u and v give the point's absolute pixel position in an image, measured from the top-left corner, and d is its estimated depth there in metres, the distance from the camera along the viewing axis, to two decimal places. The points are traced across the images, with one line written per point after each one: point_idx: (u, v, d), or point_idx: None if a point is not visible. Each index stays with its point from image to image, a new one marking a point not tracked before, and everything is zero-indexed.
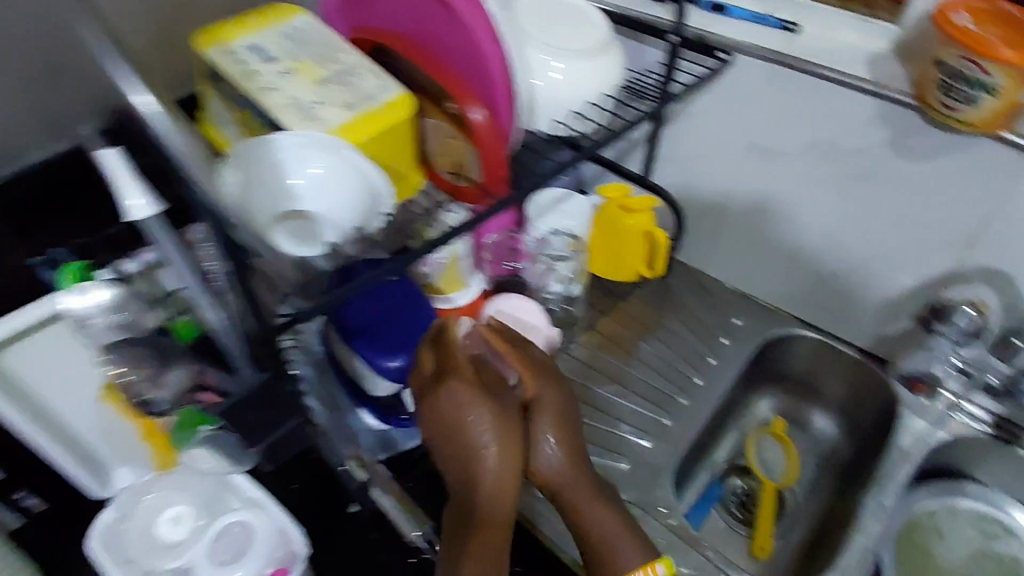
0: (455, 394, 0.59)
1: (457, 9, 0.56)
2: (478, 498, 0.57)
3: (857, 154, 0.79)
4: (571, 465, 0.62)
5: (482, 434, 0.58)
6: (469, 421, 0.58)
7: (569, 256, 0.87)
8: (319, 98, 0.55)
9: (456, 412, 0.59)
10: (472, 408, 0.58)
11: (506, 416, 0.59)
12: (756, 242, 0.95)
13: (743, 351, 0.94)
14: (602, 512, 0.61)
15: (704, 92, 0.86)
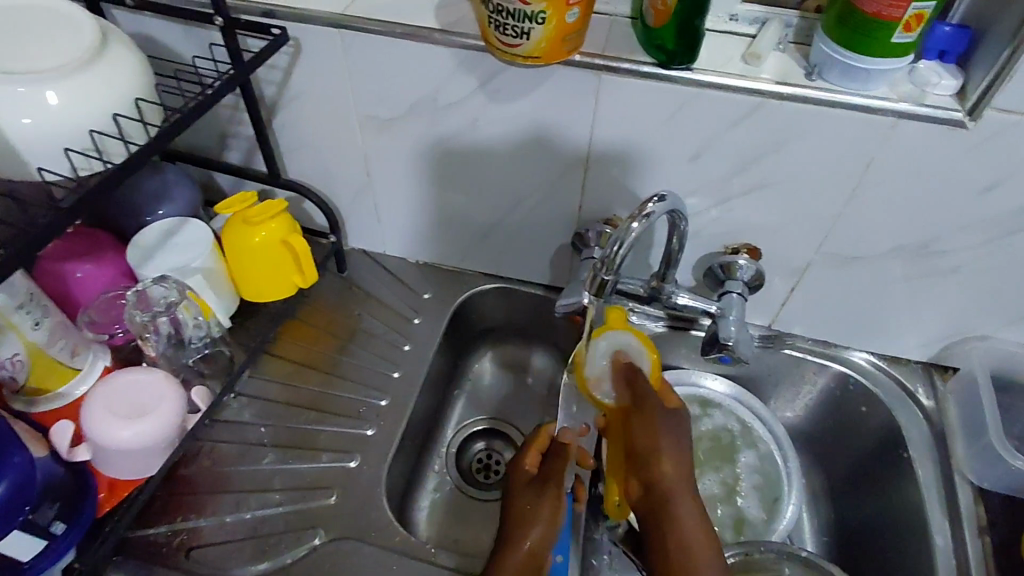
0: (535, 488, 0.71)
1: None
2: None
3: (456, 108, 0.75)
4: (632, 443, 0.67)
5: (524, 539, 0.67)
6: (511, 541, 0.67)
7: (179, 301, 0.73)
8: None
9: (515, 533, 0.68)
10: (529, 507, 0.69)
11: (556, 506, 0.69)
12: (414, 213, 0.89)
13: (435, 325, 0.91)
14: (691, 521, 0.63)
15: (292, 72, 0.76)
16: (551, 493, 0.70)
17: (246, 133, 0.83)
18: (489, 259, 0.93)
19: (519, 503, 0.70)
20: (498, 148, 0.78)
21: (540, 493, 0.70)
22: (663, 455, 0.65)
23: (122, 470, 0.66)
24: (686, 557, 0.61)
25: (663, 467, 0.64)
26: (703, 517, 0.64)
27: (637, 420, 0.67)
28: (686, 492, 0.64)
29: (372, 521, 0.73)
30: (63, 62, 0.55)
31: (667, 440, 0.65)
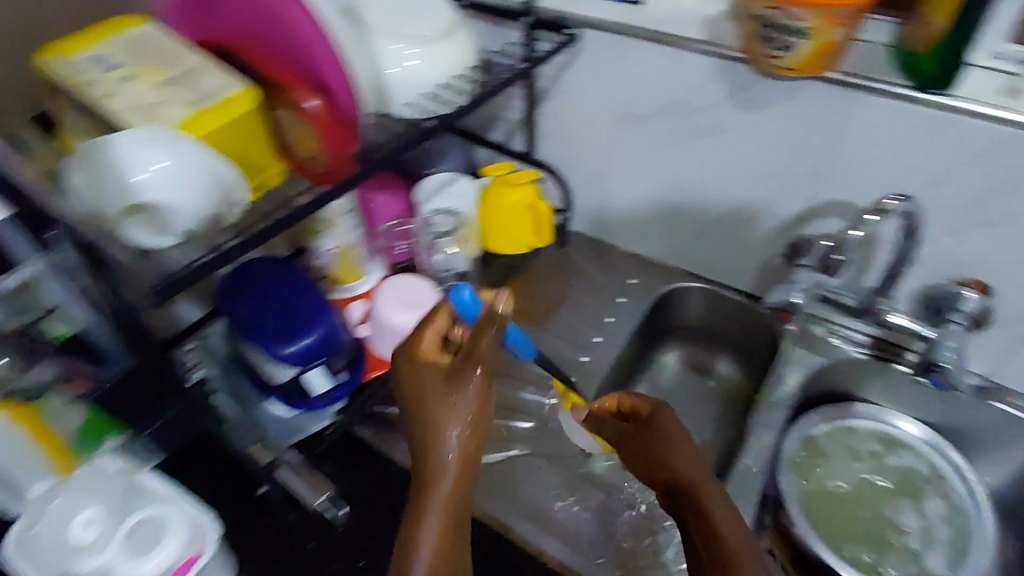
0: (424, 371, 0.57)
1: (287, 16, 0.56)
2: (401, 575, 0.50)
3: (704, 110, 0.85)
4: (640, 437, 0.65)
5: (447, 448, 0.54)
6: (433, 441, 0.54)
7: (449, 233, 0.90)
8: (163, 99, 0.56)
9: (433, 431, 0.54)
10: (445, 409, 0.54)
11: (480, 395, 0.56)
12: (637, 204, 1.00)
13: (636, 307, 1.00)
14: (725, 513, 0.55)
15: (566, 69, 0.92)
16: (440, 384, 0.56)
17: (513, 117, 1.00)
18: (696, 258, 1.01)
19: (420, 391, 0.56)
20: (733, 154, 0.87)
21: (444, 372, 0.56)
22: (674, 450, 0.61)
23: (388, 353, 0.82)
24: (717, 566, 0.53)
25: (675, 458, 0.60)
26: (750, 540, 0.54)
27: (656, 421, 0.65)
28: (726, 512, 0.56)
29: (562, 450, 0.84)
30: (426, 33, 0.72)
31: (681, 459, 0.60)
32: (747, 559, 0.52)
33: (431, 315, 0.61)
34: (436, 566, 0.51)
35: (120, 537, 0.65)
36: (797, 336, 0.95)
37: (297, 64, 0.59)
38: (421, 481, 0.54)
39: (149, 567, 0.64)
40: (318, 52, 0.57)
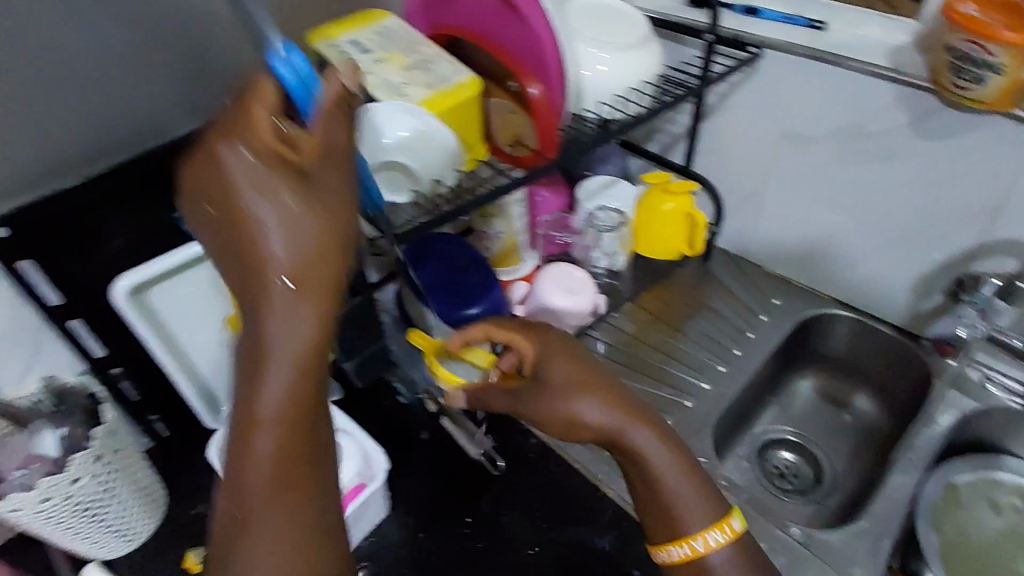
0: (258, 178, 0.48)
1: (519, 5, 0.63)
2: (247, 432, 0.49)
3: (881, 135, 0.86)
4: (582, 373, 0.64)
5: (281, 270, 0.48)
6: (269, 257, 0.48)
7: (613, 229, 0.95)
8: (408, 80, 0.66)
9: (258, 254, 0.48)
10: (259, 209, 0.48)
11: (312, 215, 0.49)
12: (790, 225, 1.01)
13: (779, 326, 1.00)
14: (659, 452, 0.61)
15: (739, 86, 0.95)
16: (293, 184, 0.49)
17: (676, 129, 1.04)
18: (845, 285, 1.01)
19: (248, 209, 0.48)
20: (905, 182, 0.87)
21: (235, 180, 0.48)
22: (586, 397, 0.62)
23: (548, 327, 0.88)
24: (670, 506, 0.61)
25: (609, 406, 0.62)
26: (698, 493, 0.61)
27: (565, 367, 0.65)
28: (677, 462, 0.62)
29: (698, 450, 0.86)
30: (624, 41, 0.79)
31: (581, 396, 0.62)
32: (685, 490, 0.61)
33: (256, 94, 0.49)
34: (287, 398, 0.49)
35: None
36: (952, 377, 0.92)
37: (521, 54, 0.66)
38: (250, 299, 0.49)
39: None
40: (544, 42, 0.64)
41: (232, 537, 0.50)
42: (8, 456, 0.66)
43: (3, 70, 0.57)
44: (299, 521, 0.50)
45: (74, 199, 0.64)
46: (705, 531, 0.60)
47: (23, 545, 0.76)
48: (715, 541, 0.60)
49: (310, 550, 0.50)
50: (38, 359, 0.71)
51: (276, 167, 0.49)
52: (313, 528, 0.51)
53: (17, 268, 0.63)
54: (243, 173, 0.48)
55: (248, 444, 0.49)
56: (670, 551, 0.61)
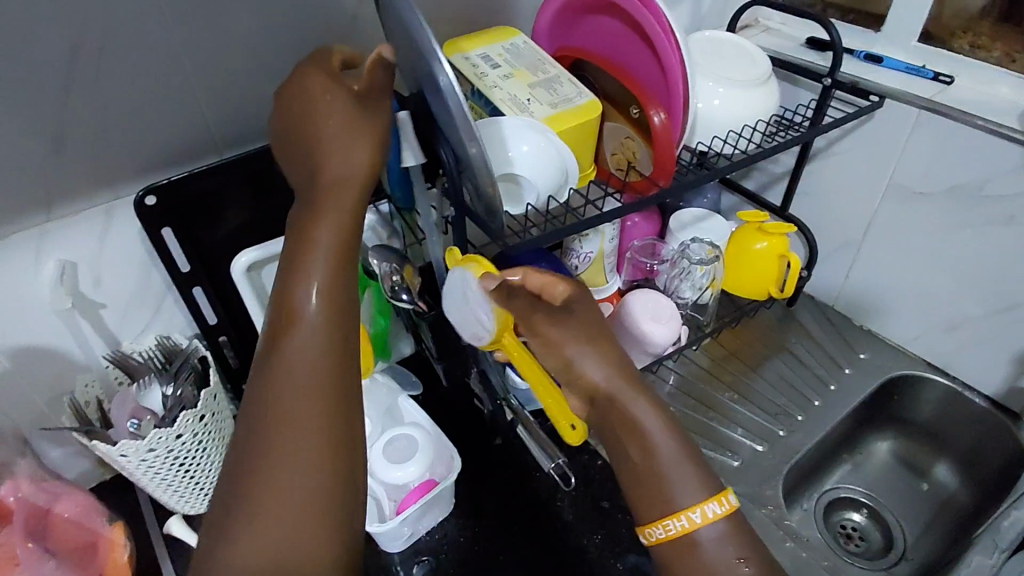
0: (330, 107, 0.53)
1: (651, 34, 0.65)
2: (281, 336, 0.54)
3: (1001, 200, 0.83)
4: (591, 325, 0.60)
5: (344, 166, 0.53)
6: (326, 167, 0.53)
7: (705, 261, 0.92)
8: (533, 97, 0.68)
9: (322, 159, 0.53)
10: (325, 125, 0.53)
11: (374, 129, 0.53)
12: (886, 280, 0.98)
13: (864, 383, 0.97)
14: (653, 418, 0.58)
15: (850, 133, 0.94)
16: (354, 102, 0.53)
17: (777, 169, 1.03)
18: (939, 349, 0.97)
19: (314, 122, 0.54)
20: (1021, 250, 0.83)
21: (313, 98, 0.54)
22: (591, 351, 0.59)
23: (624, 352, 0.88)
24: (664, 478, 0.57)
25: (610, 363, 0.59)
26: (689, 464, 0.57)
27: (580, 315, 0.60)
28: (669, 432, 0.58)
29: (767, 497, 0.84)
30: (745, 78, 0.79)
31: (595, 350, 0.59)
32: (677, 464, 0.57)
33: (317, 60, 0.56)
34: (331, 300, 0.54)
35: (383, 442, 0.76)
36: None
37: (648, 82, 0.68)
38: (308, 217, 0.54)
39: (399, 475, 0.74)
40: (673, 70, 0.65)
41: (257, 452, 0.52)
42: (120, 407, 0.72)
43: (178, 54, 0.63)
44: (316, 425, 0.52)
45: (214, 176, 0.70)
46: (705, 502, 0.56)
47: (118, 488, 0.82)
48: (714, 514, 0.56)
49: (326, 453, 0.52)
50: (158, 317, 0.77)
51: (340, 82, 0.54)
52: (340, 443, 0.53)
53: (159, 233, 0.69)
54: (313, 113, 0.54)
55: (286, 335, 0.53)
56: (665, 526, 0.56)
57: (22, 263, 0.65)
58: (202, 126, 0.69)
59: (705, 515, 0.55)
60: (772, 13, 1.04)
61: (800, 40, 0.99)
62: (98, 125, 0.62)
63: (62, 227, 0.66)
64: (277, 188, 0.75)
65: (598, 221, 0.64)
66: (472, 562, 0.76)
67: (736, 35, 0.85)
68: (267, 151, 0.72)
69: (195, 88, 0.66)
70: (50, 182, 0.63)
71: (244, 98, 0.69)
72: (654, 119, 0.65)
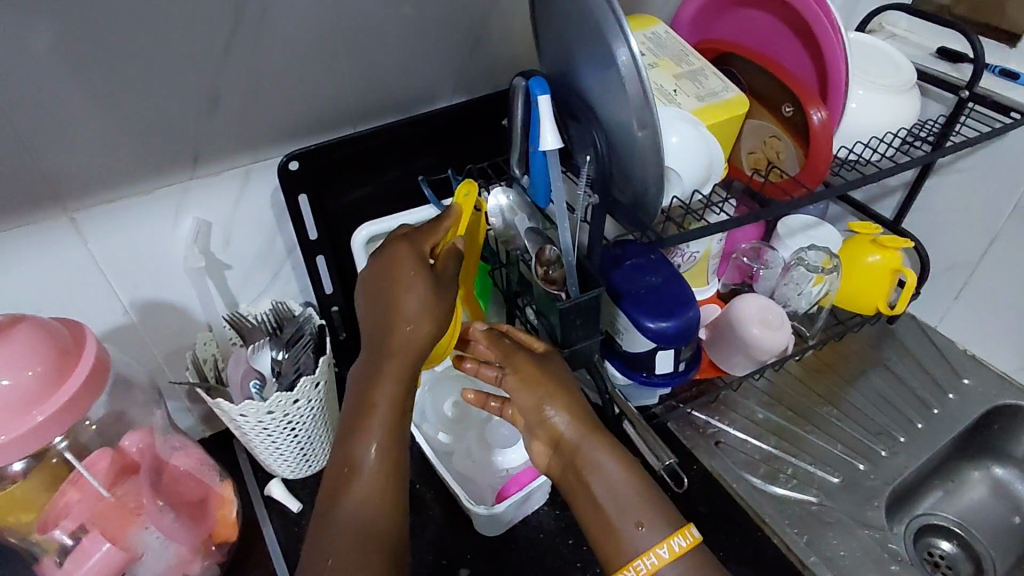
0: (411, 270, 0.61)
1: (819, 30, 0.64)
2: (367, 408, 0.57)
3: None
4: (534, 370, 0.62)
5: (412, 329, 0.60)
6: (399, 283, 0.60)
7: (817, 272, 0.89)
8: (679, 89, 0.67)
9: (397, 294, 0.60)
10: (408, 279, 0.60)
11: (437, 307, 0.61)
12: (1000, 305, 0.95)
13: (968, 410, 0.94)
14: (609, 464, 0.59)
15: (980, 150, 0.90)
16: (424, 276, 0.61)
17: (892, 182, 1.00)
18: None
19: (402, 286, 0.60)
20: None
21: (398, 252, 0.62)
22: (545, 399, 0.61)
23: (723, 355, 0.87)
24: (632, 524, 0.56)
25: (559, 414, 0.61)
26: (640, 500, 0.57)
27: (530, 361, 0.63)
28: (620, 466, 0.59)
29: (869, 518, 0.81)
30: (888, 83, 0.76)
31: (556, 397, 0.61)
32: (639, 506, 0.57)
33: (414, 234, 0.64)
34: (394, 396, 0.58)
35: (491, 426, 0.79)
36: None
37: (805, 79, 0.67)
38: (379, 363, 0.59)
39: (501, 460, 0.76)
40: (840, 67, 0.64)
41: (324, 512, 0.54)
42: (235, 364, 0.72)
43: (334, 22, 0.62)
44: (387, 495, 0.55)
45: (348, 147, 0.70)
46: (670, 534, 0.55)
47: (221, 446, 0.83)
48: (680, 547, 0.54)
49: (382, 507, 0.54)
50: (276, 283, 0.77)
51: (424, 262, 0.62)
52: (398, 505, 0.55)
53: (295, 199, 0.70)
54: (402, 285, 0.60)
55: (360, 419, 0.57)
56: (637, 566, 0.54)
57: (163, 218, 0.66)
58: (344, 97, 0.69)
59: (664, 543, 0.55)
60: (899, 19, 1.00)
61: (931, 49, 0.95)
62: (251, 88, 0.62)
63: (203, 186, 0.67)
64: (405, 164, 0.75)
65: (746, 220, 0.63)
66: (569, 553, 0.75)
67: (874, 38, 0.83)
68: (401, 126, 0.72)
69: (344, 58, 0.65)
70: (200, 140, 0.63)
71: (385, 71, 0.69)
72: (814, 117, 0.64)
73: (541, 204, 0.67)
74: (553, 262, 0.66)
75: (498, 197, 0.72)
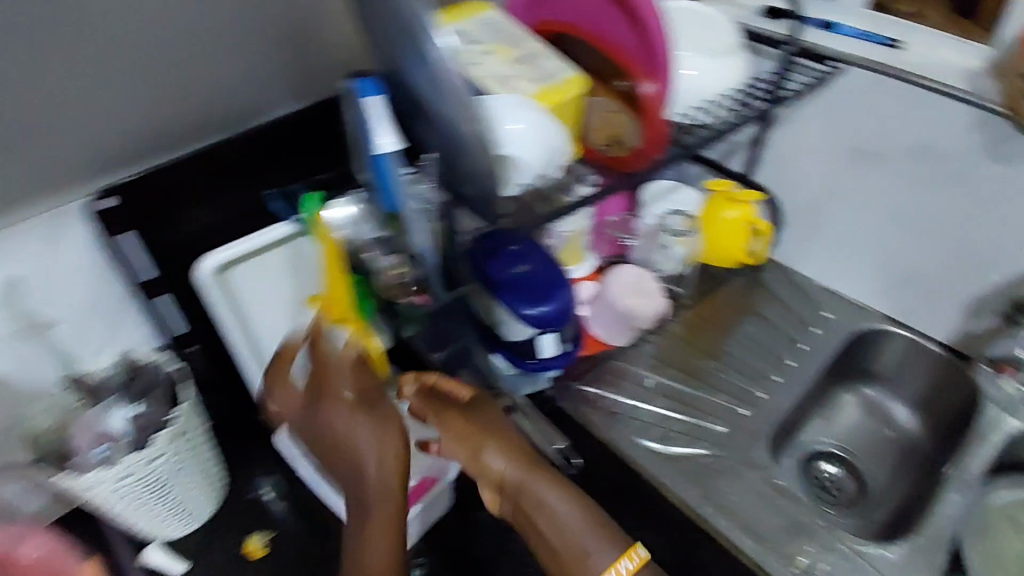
0: (341, 407, 0.67)
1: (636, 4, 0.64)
2: (365, 528, 0.64)
3: (951, 157, 0.89)
4: (466, 424, 0.69)
5: (370, 468, 0.65)
6: (342, 429, 0.66)
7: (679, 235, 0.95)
8: (516, 74, 0.67)
9: (344, 429, 0.66)
10: (347, 425, 0.66)
11: (387, 436, 0.66)
12: (846, 239, 1.02)
13: (832, 340, 1.01)
14: (553, 497, 0.64)
15: (810, 100, 0.97)
16: (361, 415, 0.66)
17: (739, 138, 1.05)
18: (897, 303, 1.02)
19: (344, 431, 0.66)
20: (974, 202, 0.89)
21: (331, 368, 0.68)
22: (485, 449, 0.67)
23: (604, 327, 0.90)
24: (588, 552, 0.62)
25: (495, 461, 0.66)
26: (586, 523, 0.63)
27: (469, 413, 0.69)
28: (566, 499, 0.64)
29: (755, 458, 0.86)
30: (720, 45, 0.80)
31: (490, 442, 0.67)
32: (588, 538, 0.63)
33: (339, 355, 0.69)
34: (387, 536, 0.63)
35: None
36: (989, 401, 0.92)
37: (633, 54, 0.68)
38: (366, 513, 0.64)
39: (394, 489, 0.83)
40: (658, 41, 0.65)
41: None
42: (80, 434, 0.72)
43: None
44: None
45: None
46: (617, 560, 0.61)
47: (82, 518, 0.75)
48: (629, 568, 0.61)
49: None
50: None
51: (356, 393, 0.67)
52: None
53: None
54: (336, 416, 0.67)
55: (361, 550, 0.63)
56: None
57: None
58: None
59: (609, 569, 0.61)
60: None
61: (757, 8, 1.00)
62: None
63: None
64: None
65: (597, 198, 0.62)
66: None
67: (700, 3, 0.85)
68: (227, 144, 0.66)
69: None
70: None
71: None
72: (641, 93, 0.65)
73: (391, 208, 0.63)
74: (407, 263, 0.65)
75: (333, 210, 0.70)
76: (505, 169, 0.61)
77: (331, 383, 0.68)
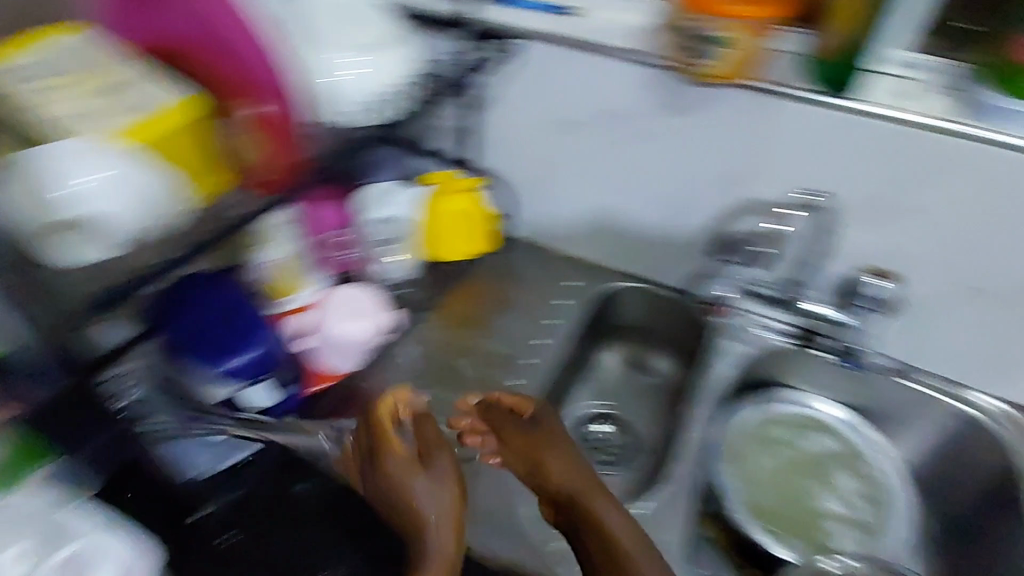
0: (409, 476, 0.74)
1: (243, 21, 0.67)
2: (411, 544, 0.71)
3: (632, 116, 0.90)
4: (532, 445, 0.80)
5: (426, 499, 0.73)
6: (413, 496, 0.73)
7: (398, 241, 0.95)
8: (99, 107, 0.59)
9: (407, 496, 0.73)
10: (409, 484, 0.74)
11: (438, 488, 0.74)
12: (570, 207, 1.03)
13: (576, 309, 1.03)
14: (613, 513, 0.74)
15: (501, 76, 0.94)
16: (419, 473, 0.75)
17: (449, 123, 1.01)
18: (630, 258, 1.04)
19: (395, 486, 0.73)
20: (662, 155, 0.91)
21: (411, 473, 0.74)
22: (553, 466, 0.78)
23: (337, 359, 0.85)
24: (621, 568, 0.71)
25: (559, 475, 0.77)
26: (625, 534, 0.73)
27: (541, 439, 0.80)
28: (615, 507, 0.75)
29: None
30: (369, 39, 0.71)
31: (562, 459, 0.79)
32: (633, 549, 0.72)
33: (384, 427, 0.77)
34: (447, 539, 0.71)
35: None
36: (717, 334, 0.98)
37: (250, 73, 0.68)
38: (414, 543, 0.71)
39: None
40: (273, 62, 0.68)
41: None
42: None
43: None
44: None
45: None
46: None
47: None
48: None
49: None
50: None
51: (415, 461, 0.75)
52: None
53: None
54: (398, 492, 0.74)
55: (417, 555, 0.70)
56: None
57: None
58: None
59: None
60: None
61: None
62: None
63: None
64: None
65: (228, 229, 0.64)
66: None
67: None
68: None
69: None
70: None
71: None
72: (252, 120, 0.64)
73: None
74: None
75: None
76: (79, 230, 0.56)
77: (377, 454, 0.75)
